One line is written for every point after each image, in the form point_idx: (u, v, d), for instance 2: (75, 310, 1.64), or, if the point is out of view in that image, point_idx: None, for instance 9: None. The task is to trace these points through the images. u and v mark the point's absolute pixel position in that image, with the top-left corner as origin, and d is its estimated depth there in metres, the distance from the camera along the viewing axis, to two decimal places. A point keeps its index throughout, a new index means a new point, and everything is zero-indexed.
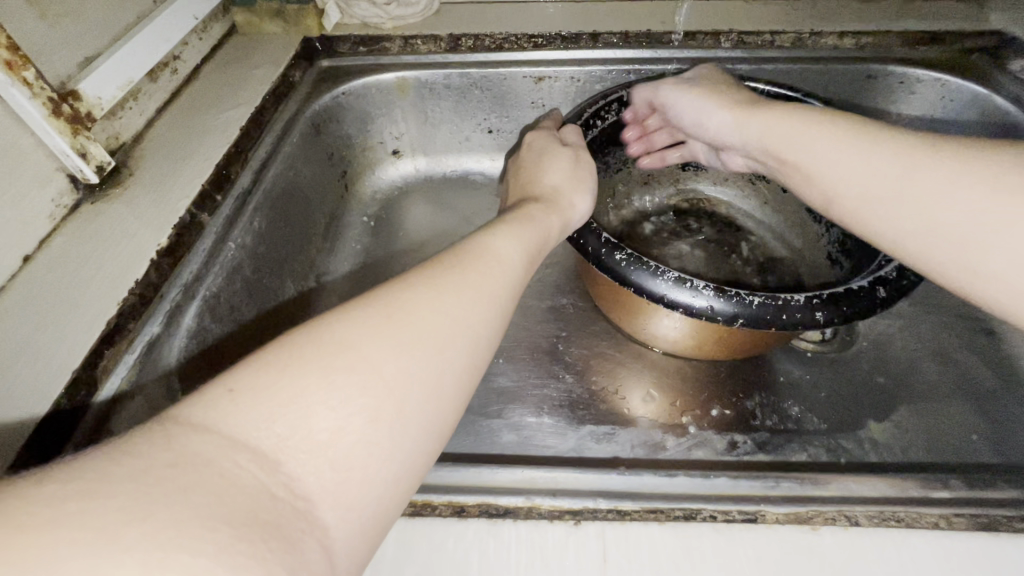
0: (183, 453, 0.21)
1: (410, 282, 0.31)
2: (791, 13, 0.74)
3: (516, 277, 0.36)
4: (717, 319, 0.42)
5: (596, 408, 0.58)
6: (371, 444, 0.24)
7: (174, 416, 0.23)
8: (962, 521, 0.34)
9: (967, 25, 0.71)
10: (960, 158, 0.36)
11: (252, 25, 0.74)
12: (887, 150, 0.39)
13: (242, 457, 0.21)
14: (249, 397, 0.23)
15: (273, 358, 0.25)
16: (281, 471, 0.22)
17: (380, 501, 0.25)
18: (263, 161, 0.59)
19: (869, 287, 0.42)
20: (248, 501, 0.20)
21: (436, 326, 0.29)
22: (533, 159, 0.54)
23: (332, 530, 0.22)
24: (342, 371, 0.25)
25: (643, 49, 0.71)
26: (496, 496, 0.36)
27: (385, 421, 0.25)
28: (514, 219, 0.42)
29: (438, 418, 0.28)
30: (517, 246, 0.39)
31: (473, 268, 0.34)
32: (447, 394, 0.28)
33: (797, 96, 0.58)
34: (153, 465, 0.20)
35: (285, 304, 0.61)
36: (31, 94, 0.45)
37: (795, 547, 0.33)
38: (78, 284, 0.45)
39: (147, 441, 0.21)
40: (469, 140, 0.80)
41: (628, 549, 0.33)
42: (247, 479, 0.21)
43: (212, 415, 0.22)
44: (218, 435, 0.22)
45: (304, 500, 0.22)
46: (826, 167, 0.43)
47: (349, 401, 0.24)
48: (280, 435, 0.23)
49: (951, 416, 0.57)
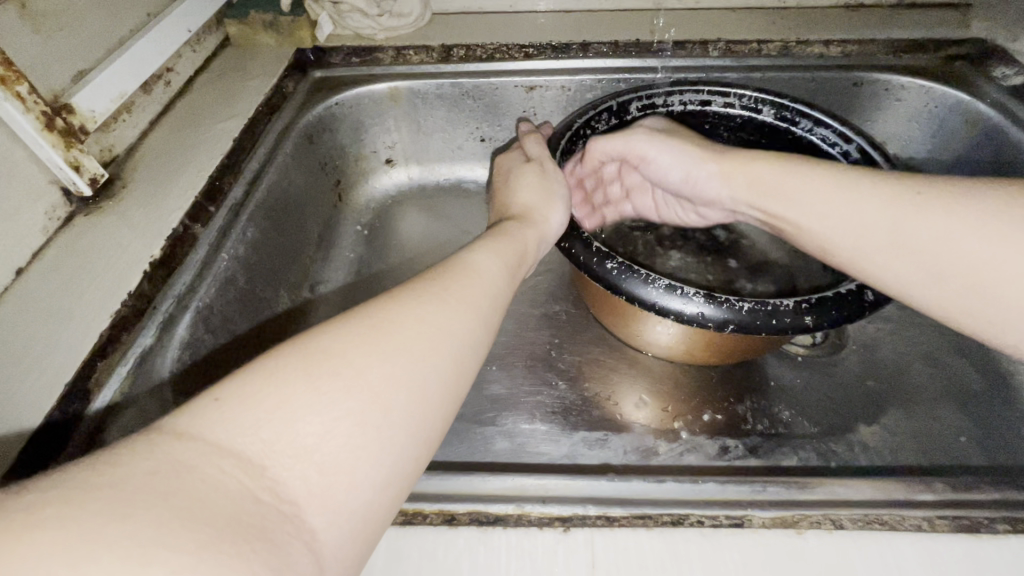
0: (165, 461, 0.21)
1: (394, 297, 0.32)
2: (777, 22, 0.75)
3: (497, 289, 0.37)
4: (707, 325, 0.43)
5: (588, 413, 0.59)
6: (357, 447, 0.25)
7: (166, 425, 0.23)
8: (944, 523, 0.35)
9: (950, 34, 0.72)
10: (931, 198, 0.39)
11: (246, 37, 0.75)
12: (868, 194, 0.41)
13: (226, 462, 0.22)
14: (233, 403, 0.23)
15: (257, 368, 0.25)
16: (266, 475, 0.22)
17: (366, 506, 0.25)
18: (256, 171, 0.59)
19: (857, 289, 0.43)
20: (231, 505, 0.21)
21: (420, 335, 0.29)
22: (507, 178, 0.55)
23: (320, 533, 0.23)
24: (328, 376, 0.25)
25: (632, 58, 0.72)
26: (486, 504, 0.36)
27: (371, 426, 0.25)
28: (495, 235, 0.44)
29: (425, 422, 0.28)
30: (496, 260, 0.40)
31: (453, 283, 0.34)
32: (433, 400, 0.28)
33: (785, 101, 0.59)
34: (134, 471, 0.20)
35: (277, 314, 0.62)
36: (25, 108, 0.45)
37: (782, 551, 0.33)
38: (72, 295, 0.45)
39: (139, 452, 0.21)
40: (462, 149, 0.81)
41: (616, 555, 0.33)
42: (229, 482, 0.21)
43: (197, 422, 0.23)
44: (203, 441, 0.22)
45: (290, 504, 0.22)
46: (803, 204, 0.44)
47: (335, 406, 0.25)
48: (266, 441, 0.23)
49: (939, 420, 0.58)
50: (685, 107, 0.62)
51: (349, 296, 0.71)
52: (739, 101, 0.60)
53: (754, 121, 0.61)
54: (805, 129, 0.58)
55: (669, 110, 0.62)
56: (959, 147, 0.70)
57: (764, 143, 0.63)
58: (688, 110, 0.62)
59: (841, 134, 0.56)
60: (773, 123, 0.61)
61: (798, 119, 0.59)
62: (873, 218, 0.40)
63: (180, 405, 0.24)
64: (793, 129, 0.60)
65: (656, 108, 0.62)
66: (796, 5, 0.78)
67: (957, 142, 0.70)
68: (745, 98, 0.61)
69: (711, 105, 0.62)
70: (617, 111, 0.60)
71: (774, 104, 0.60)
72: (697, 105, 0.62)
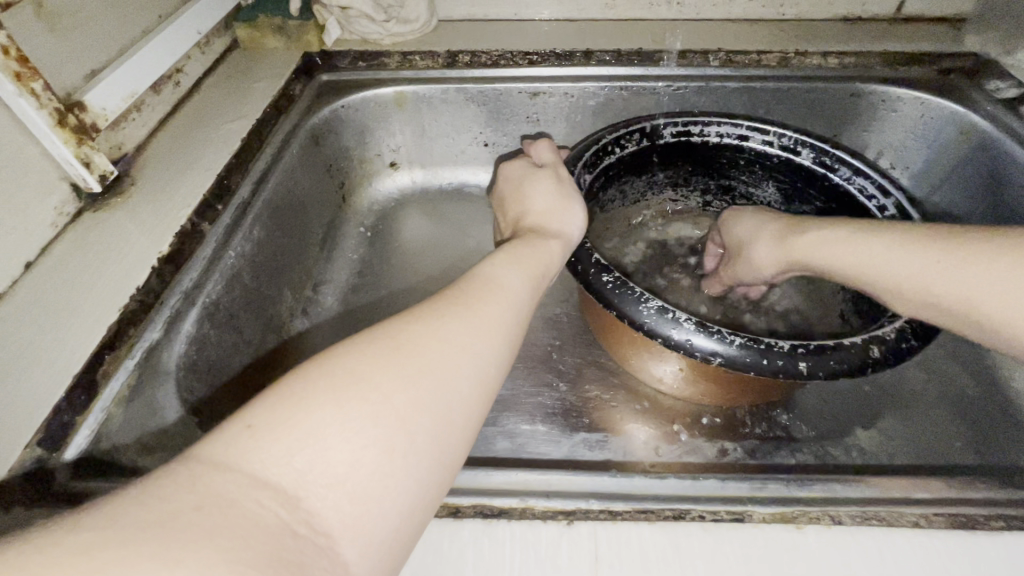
0: (206, 496, 0.21)
1: (414, 316, 0.32)
2: (777, 34, 0.76)
3: (519, 304, 0.37)
4: (694, 355, 0.42)
5: (589, 415, 0.59)
6: (386, 474, 0.25)
7: (200, 454, 0.23)
8: (939, 519, 0.35)
9: (945, 47, 0.74)
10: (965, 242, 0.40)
11: (254, 40, 0.76)
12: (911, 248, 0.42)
13: (263, 496, 0.22)
14: (265, 430, 0.24)
15: (286, 392, 0.25)
16: (301, 507, 0.22)
17: (395, 533, 0.25)
18: (262, 172, 0.60)
19: (863, 345, 0.41)
20: (272, 541, 0.21)
21: (441, 355, 0.30)
22: (517, 185, 0.55)
23: (352, 566, 0.23)
24: (356, 402, 0.26)
25: (635, 66, 0.73)
26: (491, 497, 0.36)
27: (398, 452, 0.25)
28: (511, 248, 0.44)
29: (452, 445, 0.28)
30: (516, 274, 0.40)
31: (474, 298, 0.35)
32: (458, 424, 0.29)
33: (826, 147, 0.59)
34: (181, 508, 0.20)
35: (278, 312, 0.62)
36: (39, 104, 0.46)
37: (781, 545, 0.34)
38: (81, 291, 0.45)
39: (182, 485, 0.21)
40: (466, 153, 0.82)
41: (619, 549, 0.34)
42: (268, 517, 0.21)
43: (232, 452, 0.23)
44: (239, 472, 0.22)
45: (324, 536, 0.23)
46: (855, 254, 0.45)
47: (363, 433, 0.25)
48: (299, 471, 0.23)
49: (934, 425, 0.58)
50: (721, 139, 0.62)
51: (352, 298, 0.72)
52: (778, 140, 0.60)
53: (792, 162, 0.61)
54: (843, 177, 0.57)
55: (704, 140, 0.62)
56: (953, 158, 0.71)
57: (799, 184, 0.63)
58: (724, 142, 0.62)
59: (879, 185, 0.55)
60: (810, 167, 0.60)
61: (837, 166, 0.58)
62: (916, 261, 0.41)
63: (217, 427, 0.24)
64: (832, 176, 0.59)
65: (691, 136, 0.61)
66: (795, 17, 0.80)
67: (952, 153, 0.71)
68: (784, 138, 0.60)
69: (749, 140, 0.61)
70: (649, 135, 0.60)
71: (813, 147, 0.59)
72: (734, 138, 0.62)
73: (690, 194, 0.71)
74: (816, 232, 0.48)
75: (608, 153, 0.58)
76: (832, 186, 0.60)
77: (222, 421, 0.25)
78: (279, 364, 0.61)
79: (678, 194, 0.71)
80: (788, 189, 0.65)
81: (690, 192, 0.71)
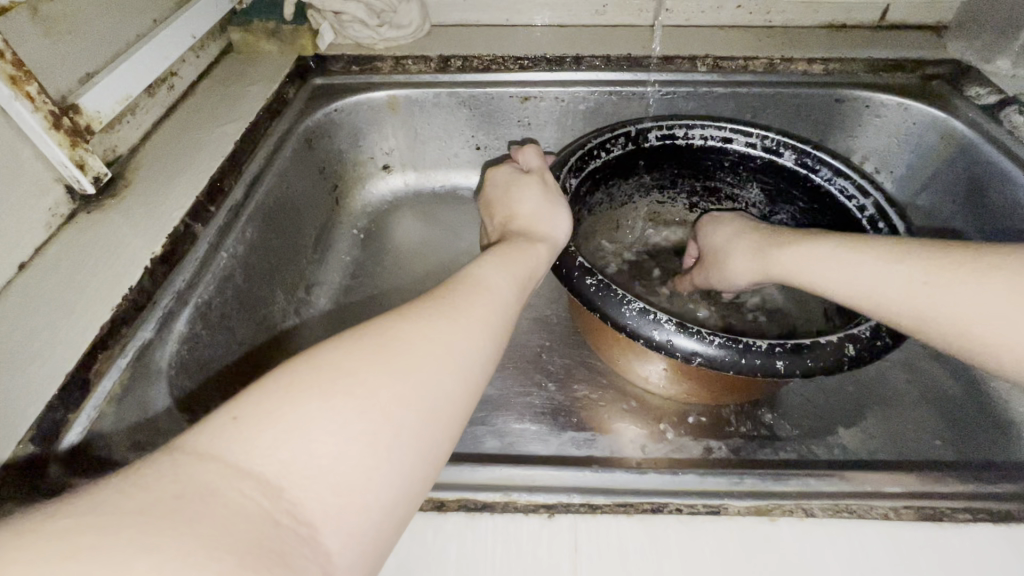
0: (189, 485, 0.22)
1: (402, 315, 0.33)
2: (764, 40, 0.78)
3: (506, 304, 0.38)
4: (676, 354, 0.43)
5: (577, 414, 0.60)
6: (369, 467, 0.26)
7: (184, 445, 0.24)
8: (908, 512, 0.36)
9: (927, 54, 0.76)
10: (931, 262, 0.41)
11: (249, 44, 0.77)
12: (877, 261, 0.44)
13: (246, 485, 0.23)
14: (251, 422, 0.24)
15: (276, 385, 0.26)
16: (283, 497, 0.23)
17: (377, 525, 0.26)
18: (255, 175, 0.61)
19: (839, 343, 0.42)
20: (252, 529, 0.21)
21: (427, 352, 0.30)
22: (506, 189, 0.56)
23: (334, 557, 0.24)
24: (342, 396, 0.26)
25: (624, 71, 0.74)
26: (474, 492, 0.37)
27: (382, 445, 0.26)
28: (500, 250, 0.45)
29: (436, 441, 0.29)
30: (504, 274, 0.41)
31: (463, 298, 0.36)
32: (443, 420, 0.29)
33: (808, 148, 0.60)
34: (163, 497, 0.21)
35: (271, 312, 0.63)
36: (34, 107, 0.47)
37: (755, 537, 0.35)
38: (74, 291, 0.46)
39: (165, 475, 0.22)
40: (458, 156, 0.83)
41: (598, 541, 0.35)
42: (250, 505, 0.22)
43: (217, 443, 0.24)
44: (222, 463, 0.23)
45: (307, 527, 0.23)
46: (826, 268, 0.46)
47: (347, 426, 0.26)
48: (283, 462, 0.24)
49: (914, 424, 0.60)
50: (706, 142, 0.63)
51: (344, 299, 0.73)
52: (761, 142, 0.62)
53: (774, 163, 0.62)
54: (824, 177, 0.59)
55: (690, 143, 0.63)
56: (936, 163, 0.72)
57: (783, 186, 0.64)
58: (708, 144, 0.63)
59: (858, 188, 0.57)
60: (792, 168, 0.62)
61: (819, 167, 0.60)
62: (883, 275, 0.43)
63: (202, 420, 0.25)
64: (814, 176, 0.60)
65: (676, 140, 0.63)
66: (783, 24, 0.81)
67: (934, 158, 0.72)
68: (768, 140, 0.62)
69: (732, 143, 0.63)
70: (635, 138, 0.61)
71: (795, 149, 0.61)
72: (718, 141, 0.63)
73: (678, 198, 0.72)
74: (801, 250, 0.48)
75: (595, 156, 0.59)
76: (814, 187, 0.61)
77: (209, 413, 0.25)
78: (271, 364, 0.61)
79: (666, 198, 0.72)
80: (772, 191, 0.66)
81: (678, 196, 0.72)
